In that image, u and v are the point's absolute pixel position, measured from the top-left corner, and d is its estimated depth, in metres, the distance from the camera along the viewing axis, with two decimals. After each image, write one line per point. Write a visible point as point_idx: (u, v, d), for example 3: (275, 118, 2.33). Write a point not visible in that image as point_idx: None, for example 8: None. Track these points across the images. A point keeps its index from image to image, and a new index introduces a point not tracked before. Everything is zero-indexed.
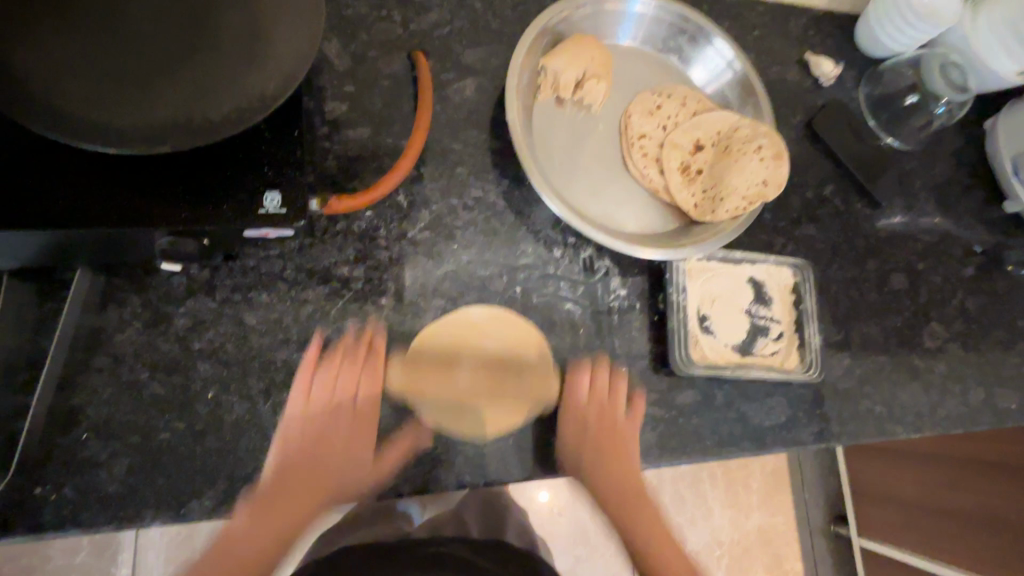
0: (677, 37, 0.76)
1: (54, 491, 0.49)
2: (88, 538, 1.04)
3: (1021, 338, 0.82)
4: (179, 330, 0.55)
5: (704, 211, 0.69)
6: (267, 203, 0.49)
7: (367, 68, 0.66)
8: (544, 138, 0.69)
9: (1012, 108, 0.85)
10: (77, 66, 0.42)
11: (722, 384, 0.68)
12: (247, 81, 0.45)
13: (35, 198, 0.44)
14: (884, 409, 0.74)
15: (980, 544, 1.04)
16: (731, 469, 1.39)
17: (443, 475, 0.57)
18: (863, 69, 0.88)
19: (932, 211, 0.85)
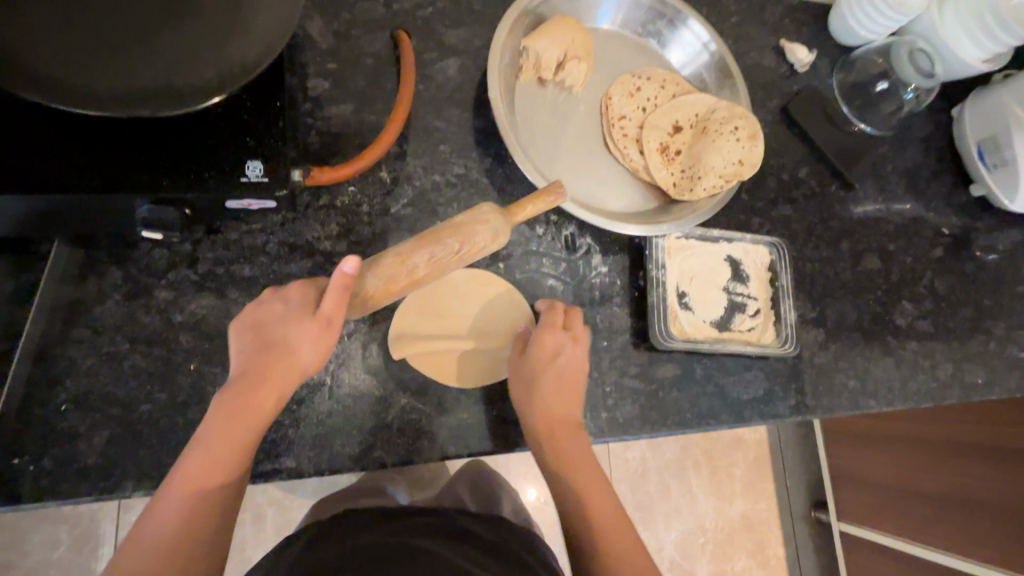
0: (656, 21, 0.78)
1: (32, 463, 0.48)
2: (67, 531, 1.02)
3: (987, 316, 0.85)
4: (161, 302, 0.54)
5: (682, 190, 0.71)
6: (249, 171, 0.49)
7: (350, 46, 0.66)
8: (526, 118, 0.70)
9: (977, 94, 0.88)
10: (54, 30, 0.42)
11: (701, 358, 0.69)
12: (227, 48, 0.45)
13: (11, 164, 0.44)
14: (858, 384, 0.76)
15: (952, 521, 1.07)
16: (714, 455, 1.41)
17: (427, 445, 0.58)
18: (836, 57, 0.91)
19: (903, 194, 0.88)
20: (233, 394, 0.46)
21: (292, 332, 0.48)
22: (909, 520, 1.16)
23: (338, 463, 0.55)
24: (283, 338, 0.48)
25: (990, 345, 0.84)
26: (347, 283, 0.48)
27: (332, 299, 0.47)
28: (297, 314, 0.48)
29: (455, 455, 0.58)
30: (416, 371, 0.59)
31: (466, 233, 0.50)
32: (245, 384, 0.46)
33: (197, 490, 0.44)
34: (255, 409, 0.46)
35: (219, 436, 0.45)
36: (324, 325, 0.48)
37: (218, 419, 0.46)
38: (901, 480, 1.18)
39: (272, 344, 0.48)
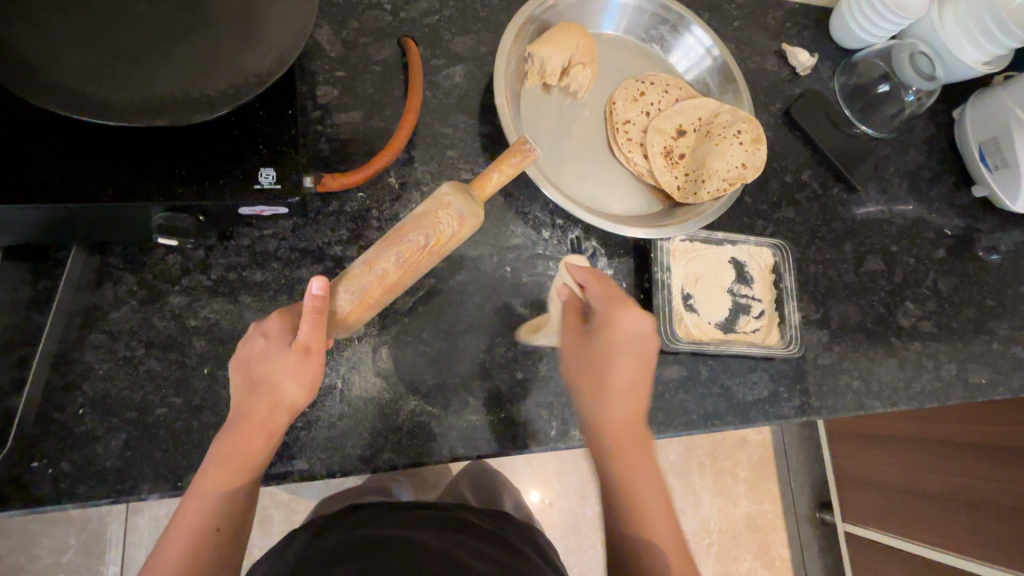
0: (659, 26, 0.79)
1: (50, 466, 0.49)
2: (76, 535, 1.03)
3: (990, 316, 0.86)
4: (175, 308, 0.55)
5: (686, 193, 0.71)
6: (262, 179, 0.50)
7: (358, 54, 0.67)
8: (531, 123, 0.71)
9: (978, 96, 0.89)
10: (72, 42, 0.43)
11: (706, 359, 0.70)
12: (241, 58, 0.46)
13: (31, 173, 0.45)
14: (862, 384, 0.76)
15: (958, 522, 1.07)
16: (718, 456, 1.42)
17: (437, 447, 0.59)
18: (837, 60, 0.91)
19: (905, 196, 0.88)
20: (227, 436, 0.47)
21: (272, 370, 0.47)
22: (914, 521, 1.16)
23: (350, 465, 0.56)
24: (266, 376, 0.47)
25: (993, 346, 0.84)
26: (319, 305, 0.46)
27: (307, 324, 0.46)
28: (277, 347, 0.48)
29: (464, 457, 0.59)
30: (425, 374, 0.60)
31: (430, 221, 0.49)
32: (235, 426, 0.47)
33: (195, 535, 0.45)
34: (246, 449, 0.47)
35: (215, 478, 0.46)
36: (302, 354, 0.47)
37: (213, 463, 0.47)
38: (906, 482, 1.18)
39: (256, 384, 0.48)
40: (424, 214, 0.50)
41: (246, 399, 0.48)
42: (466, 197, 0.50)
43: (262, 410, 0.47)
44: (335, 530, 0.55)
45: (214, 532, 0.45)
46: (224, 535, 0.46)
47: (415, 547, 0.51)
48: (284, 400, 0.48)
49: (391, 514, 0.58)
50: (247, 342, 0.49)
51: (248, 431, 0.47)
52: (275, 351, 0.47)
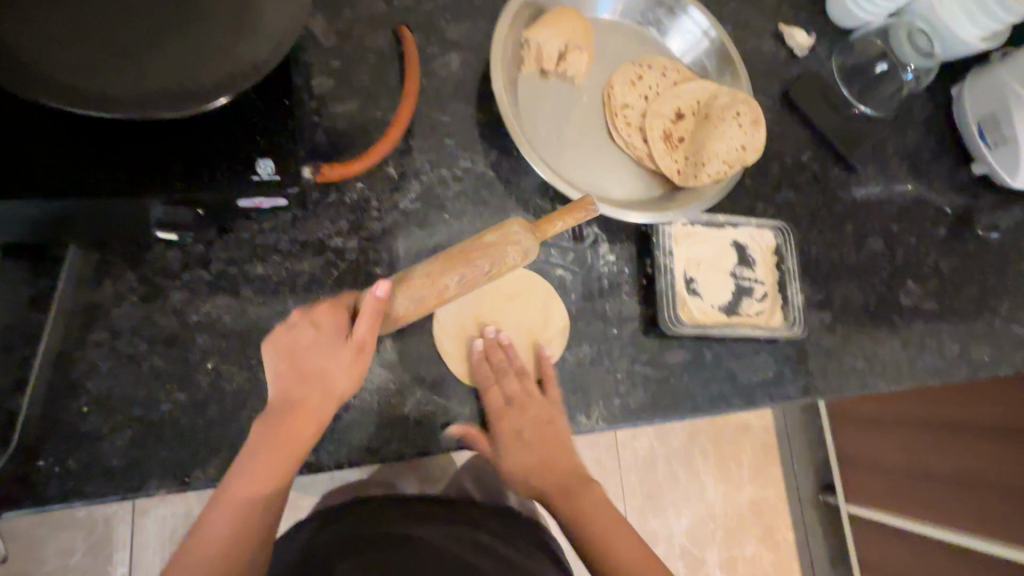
0: (655, 9, 0.78)
1: (57, 465, 0.49)
2: (83, 537, 1.03)
3: (991, 294, 0.86)
4: (176, 304, 0.55)
5: (686, 177, 0.71)
6: (261, 170, 0.49)
7: (353, 44, 0.67)
8: (529, 110, 0.70)
9: (976, 73, 0.89)
10: (64, 36, 0.43)
11: (710, 343, 0.70)
12: (236, 47, 0.46)
13: (26, 170, 0.45)
14: (865, 365, 0.77)
15: (962, 499, 1.08)
16: (722, 442, 1.42)
17: (444, 436, 0.58)
18: (835, 40, 0.91)
19: (904, 175, 0.88)
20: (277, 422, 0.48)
21: (325, 364, 0.48)
22: (916, 500, 1.17)
23: (357, 457, 0.56)
24: (318, 368, 0.48)
25: (995, 323, 0.85)
26: (378, 308, 0.47)
27: (364, 324, 0.47)
28: (331, 341, 0.48)
29: (471, 446, 0.59)
30: (431, 364, 0.60)
31: (498, 252, 0.49)
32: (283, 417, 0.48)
33: (243, 511, 0.46)
34: (299, 436, 0.48)
35: (266, 461, 0.47)
36: (356, 351, 0.48)
37: (259, 450, 0.47)
38: (910, 461, 1.19)
39: (308, 375, 0.48)
40: (491, 243, 0.50)
41: (300, 388, 0.48)
42: (531, 235, 0.51)
43: (316, 402, 0.48)
44: (337, 526, 0.55)
45: (261, 507, 0.47)
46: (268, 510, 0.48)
47: (421, 550, 0.51)
48: (335, 391, 0.49)
49: (395, 512, 0.57)
50: (292, 330, 0.49)
51: (302, 420, 0.48)
52: (331, 346, 0.48)
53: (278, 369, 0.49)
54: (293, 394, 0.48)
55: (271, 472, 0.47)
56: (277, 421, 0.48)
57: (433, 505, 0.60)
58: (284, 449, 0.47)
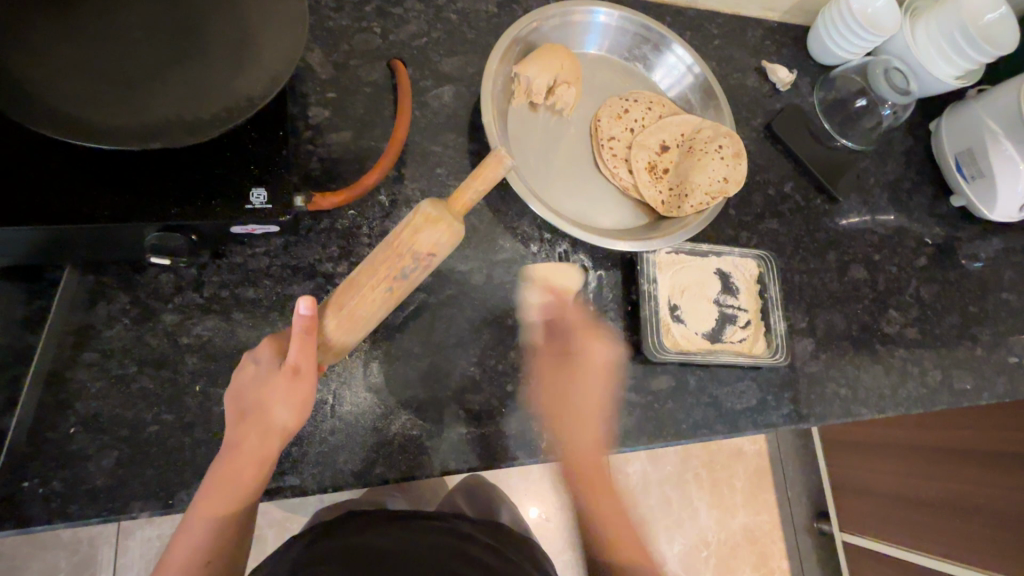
0: (641, 46, 0.81)
1: (42, 486, 0.49)
2: (66, 558, 1.02)
3: (973, 323, 0.88)
4: (168, 326, 0.56)
5: (670, 207, 0.73)
6: (254, 199, 0.51)
7: (348, 76, 0.69)
8: (519, 141, 0.73)
9: (953, 109, 0.92)
10: (70, 70, 0.45)
11: (694, 369, 0.71)
12: (234, 83, 0.48)
13: (25, 195, 0.46)
14: (849, 392, 0.78)
15: (952, 527, 1.08)
16: (714, 467, 1.42)
17: (429, 460, 0.59)
18: (816, 76, 0.94)
19: (886, 206, 0.91)
20: (219, 464, 0.47)
21: (261, 394, 0.46)
22: (901, 527, 1.19)
23: (341, 481, 0.57)
24: (255, 400, 0.47)
25: (977, 352, 0.86)
26: (308, 324, 0.45)
27: (295, 347, 0.45)
28: (268, 369, 0.47)
29: (455, 470, 0.59)
30: (417, 388, 0.61)
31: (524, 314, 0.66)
32: (245, 418, 0.47)
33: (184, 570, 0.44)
34: (239, 474, 0.46)
35: (208, 506, 0.45)
36: (292, 375, 0.46)
37: (207, 501, 0.46)
38: (899, 489, 1.19)
39: (247, 412, 0.47)
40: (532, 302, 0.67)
41: (238, 431, 0.47)
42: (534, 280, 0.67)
43: (255, 440, 0.46)
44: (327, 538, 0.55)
45: (206, 562, 0.45)
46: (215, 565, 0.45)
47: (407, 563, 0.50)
48: (274, 424, 0.46)
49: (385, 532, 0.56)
50: (241, 371, 0.49)
51: (237, 464, 0.46)
52: (270, 372, 0.47)
53: (235, 400, 0.48)
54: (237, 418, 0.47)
55: (254, 442, 0.47)
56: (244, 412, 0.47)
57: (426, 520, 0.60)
58: (253, 444, 0.47)
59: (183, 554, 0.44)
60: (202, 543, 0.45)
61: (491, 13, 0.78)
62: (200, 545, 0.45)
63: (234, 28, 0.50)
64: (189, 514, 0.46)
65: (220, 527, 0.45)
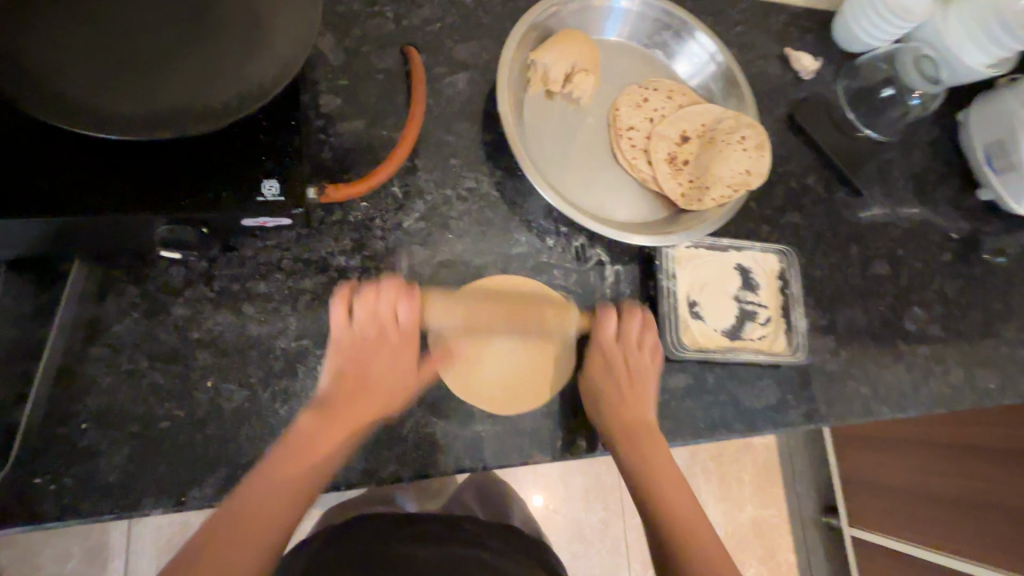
0: (662, 32, 0.78)
1: (54, 481, 0.49)
2: (78, 544, 1.02)
3: (998, 320, 0.85)
4: (178, 320, 0.55)
5: (690, 200, 0.71)
6: (266, 190, 0.49)
7: (361, 63, 0.67)
8: (535, 131, 0.71)
9: (984, 98, 0.88)
10: (76, 56, 0.43)
11: (713, 367, 0.69)
12: (246, 70, 0.46)
13: (32, 186, 0.45)
14: (869, 390, 0.76)
15: (965, 523, 1.06)
16: (724, 460, 1.41)
17: (443, 458, 0.58)
18: (841, 63, 0.91)
19: (911, 199, 0.88)
20: (330, 417, 0.55)
21: (381, 363, 0.60)
22: (912, 523, 1.17)
23: (355, 478, 0.56)
24: (377, 366, 0.59)
25: (1002, 350, 0.84)
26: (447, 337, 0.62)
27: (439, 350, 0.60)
28: (388, 344, 0.60)
29: (470, 468, 0.58)
30: (431, 384, 0.60)
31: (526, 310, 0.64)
32: (350, 389, 0.57)
33: (258, 521, 0.49)
34: (349, 419, 0.56)
35: (296, 462, 0.51)
36: (413, 351, 0.61)
37: (287, 465, 0.51)
38: (911, 484, 1.18)
39: (355, 371, 0.58)
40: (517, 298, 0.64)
41: (350, 386, 0.57)
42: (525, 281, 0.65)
43: (368, 403, 0.57)
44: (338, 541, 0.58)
45: (288, 506, 0.51)
46: (290, 513, 0.51)
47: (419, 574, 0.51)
48: (385, 394, 0.58)
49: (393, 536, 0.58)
50: (342, 327, 0.58)
51: (347, 419, 0.56)
52: (390, 346, 0.60)
53: (343, 369, 0.57)
54: (350, 374, 0.58)
55: (375, 395, 0.58)
56: (358, 369, 0.58)
57: (434, 523, 0.61)
58: (367, 402, 0.57)
59: (278, 499, 0.50)
60: (290, 491, 0.51)
61: None
62: (286, 495, 0.51)
63: (245, 12, 0.48)
64: (267, 464, 0.51)
65: (299, 484, 0.51)
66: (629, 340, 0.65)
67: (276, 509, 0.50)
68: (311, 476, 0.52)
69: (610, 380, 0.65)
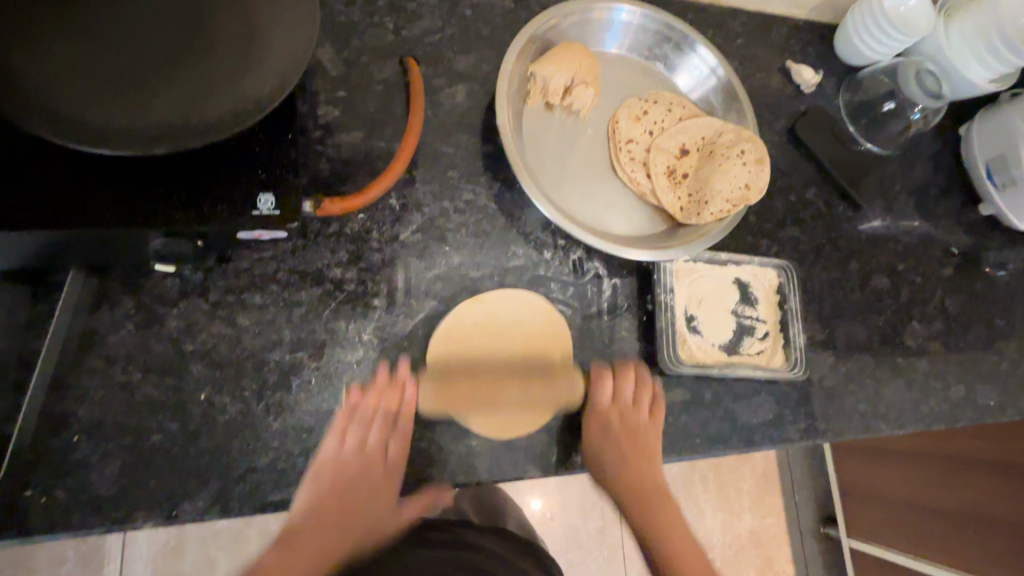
0: (662, 44, 0.78)
1: (44, 495, 0.49)
2: (74, 548, 1.02)
3: (999, 336, 0.85)
4: (172, 331, 0.55)
5: (689, 214, 0.71)
6: (261, 204, 0.49)
7: (360, 73, 0.67)
8: (534, 143, 0.70)
9: (986, 113, 0.88)
10: (72, 69, 0.43)
11: (710, 382, 0.69)
12: (242, 84, 0.46)
13: (25, 199, 0.45)
14: (868, 406, 0.75)
15: (961, 538, 1.06)
16: (722, 470, 1.40)
17: (437, 473, 0.57)
18: (842, 76, 0.91)
19: (911, 213, 0.88)
20: (331, 490, 0.56)
21: (378, 461, 0.58)
22: (911, 537, 1.16)
23: None
24: (372, 483, 0.58)
25: (1002, 366, 0.83)
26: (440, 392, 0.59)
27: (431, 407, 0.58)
28: (387, 418, 0.58)
29: (464, 483, 0.58)
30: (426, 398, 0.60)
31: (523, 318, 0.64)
32: (351, 476, 0.57)
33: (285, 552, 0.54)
34: (351, 500, 0.57)
35: (315, 550, 0.54)
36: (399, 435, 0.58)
37: (322, 505, 0.55)
38: (907, 496, 1.17)
39: (356, 477, 0.57)
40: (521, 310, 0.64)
41: (349, 490, 0.57)
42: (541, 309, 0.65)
43: (364, 484, 0.58)
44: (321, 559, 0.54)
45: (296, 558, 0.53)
46: None
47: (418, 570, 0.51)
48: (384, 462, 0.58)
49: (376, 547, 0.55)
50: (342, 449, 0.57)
51: (355, 494, 0.57)
52: (389, 444, 0.58)
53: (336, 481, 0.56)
54: (354, 459, 0.57)
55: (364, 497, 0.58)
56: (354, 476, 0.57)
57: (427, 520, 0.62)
58: (367, 492, 0.58)
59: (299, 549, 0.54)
60: (313, 567, 0.53)
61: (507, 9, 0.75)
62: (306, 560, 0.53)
63: (242, 26, 0.48)
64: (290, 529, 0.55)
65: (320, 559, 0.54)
66: (627, 397, 0.64)
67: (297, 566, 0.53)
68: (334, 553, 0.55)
69: (609, 442, 0.62)
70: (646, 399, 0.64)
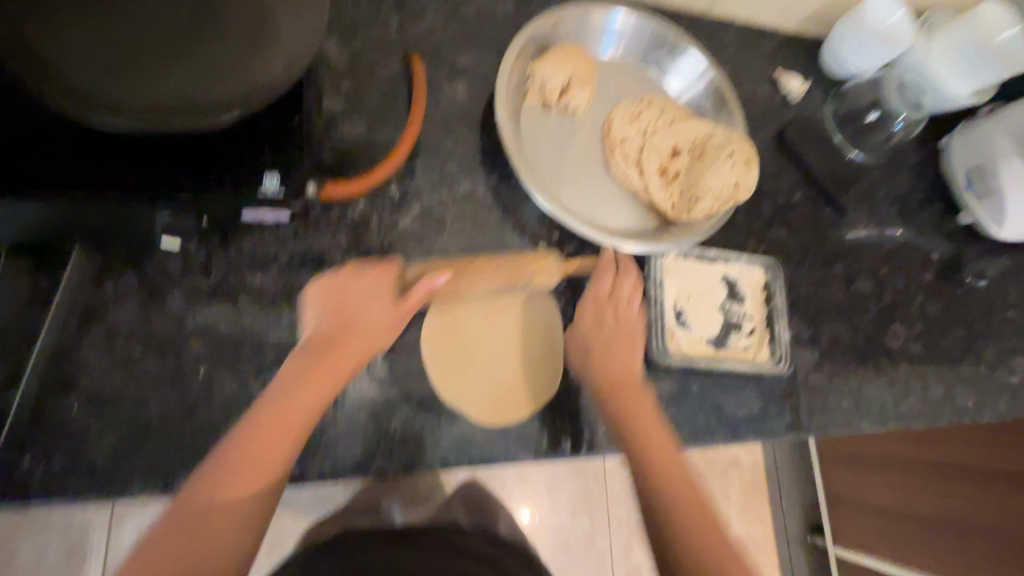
0: (657, 49, 0.81)
1: (42, 463, 0.49)
2: (58, 541, 1.01)
3: (977, 341, 0.88)
4: (174, 308, 0.56)
5: (679, 211, 0.73)
6: (266, 184, 0.51)
7: (364, 67, 0.69)
8: (531, 139, 0.73)
9: (965, 126, 0.92)
10: (86, 44, 0.45)
11: (698, 375, 0.71)
12: (253, 66, 0.48)
13: (37, 169, 0.46)
14: (851, 404, 0.77)
15: (944, 546, 1.07)
16: (710, 476, 1.41)
17: (429, 454, 0.58)
18: (828, 88, 0.94)
19: (894, 220, 0.91)
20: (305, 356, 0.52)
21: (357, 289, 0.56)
22: (896, 543, 1.17)
23: (341, 471, 0.56)
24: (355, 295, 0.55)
25: (981, 369, 0.86)
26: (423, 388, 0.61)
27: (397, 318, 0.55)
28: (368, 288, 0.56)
29: (455, 465, 0.59)
30: (420, 382, 0.61)
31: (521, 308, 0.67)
32: (322, 343, 0.53)
33: (240, 481, 0.46)
34: (327, 359, 0.52)
35: (274, 417, 0.48)
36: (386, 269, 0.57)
37: (299, 382, 0.51)
38: (892, 504, 1.18)
39: (337, 308, 0.55)
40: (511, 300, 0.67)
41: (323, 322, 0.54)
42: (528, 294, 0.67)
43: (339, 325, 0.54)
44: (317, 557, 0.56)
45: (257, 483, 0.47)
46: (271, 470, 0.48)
47: None
48: (371, 313, 0.55)
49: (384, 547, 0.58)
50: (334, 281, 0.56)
51: (324, 357, 0.52)
52: (365, 277, 0.56)
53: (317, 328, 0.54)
54: (339, 312, 0.55)
55: (356, 349, 0.54)
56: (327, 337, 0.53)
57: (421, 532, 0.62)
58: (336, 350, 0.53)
59: (253, 450, 0.47)
60: (264, 445, 0.48)
61: (508, 11, 0.78)
62: (263, 435, 0.48)
63: (254, 11, 0.50)
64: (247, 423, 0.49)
65: (279, 446, 0.48)
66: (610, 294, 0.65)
67: (229, 492, 0.46)
68: (291, 434, 0.49)
69: (595, 338, 0.63)
70: (626, 293, 0.65)
